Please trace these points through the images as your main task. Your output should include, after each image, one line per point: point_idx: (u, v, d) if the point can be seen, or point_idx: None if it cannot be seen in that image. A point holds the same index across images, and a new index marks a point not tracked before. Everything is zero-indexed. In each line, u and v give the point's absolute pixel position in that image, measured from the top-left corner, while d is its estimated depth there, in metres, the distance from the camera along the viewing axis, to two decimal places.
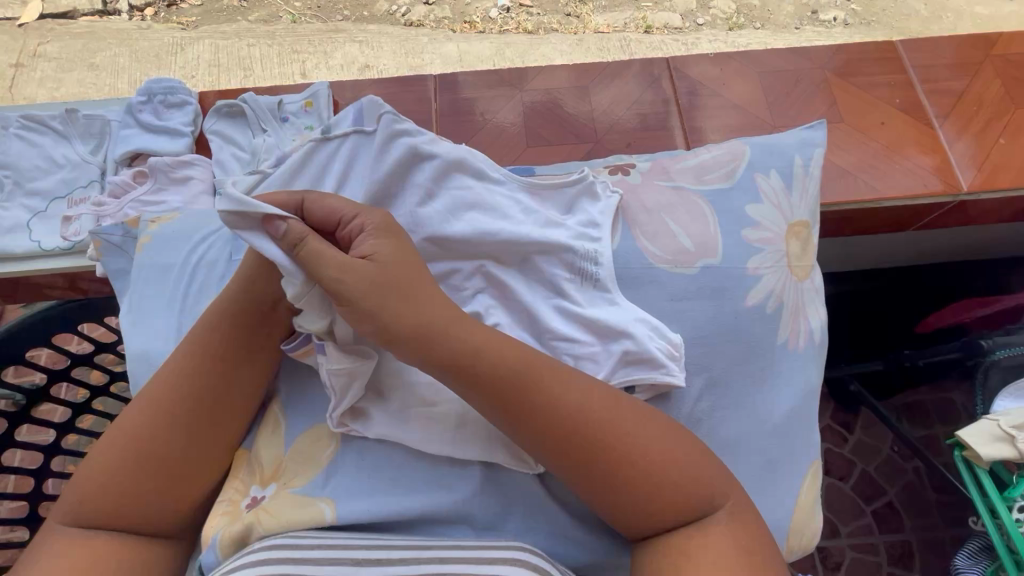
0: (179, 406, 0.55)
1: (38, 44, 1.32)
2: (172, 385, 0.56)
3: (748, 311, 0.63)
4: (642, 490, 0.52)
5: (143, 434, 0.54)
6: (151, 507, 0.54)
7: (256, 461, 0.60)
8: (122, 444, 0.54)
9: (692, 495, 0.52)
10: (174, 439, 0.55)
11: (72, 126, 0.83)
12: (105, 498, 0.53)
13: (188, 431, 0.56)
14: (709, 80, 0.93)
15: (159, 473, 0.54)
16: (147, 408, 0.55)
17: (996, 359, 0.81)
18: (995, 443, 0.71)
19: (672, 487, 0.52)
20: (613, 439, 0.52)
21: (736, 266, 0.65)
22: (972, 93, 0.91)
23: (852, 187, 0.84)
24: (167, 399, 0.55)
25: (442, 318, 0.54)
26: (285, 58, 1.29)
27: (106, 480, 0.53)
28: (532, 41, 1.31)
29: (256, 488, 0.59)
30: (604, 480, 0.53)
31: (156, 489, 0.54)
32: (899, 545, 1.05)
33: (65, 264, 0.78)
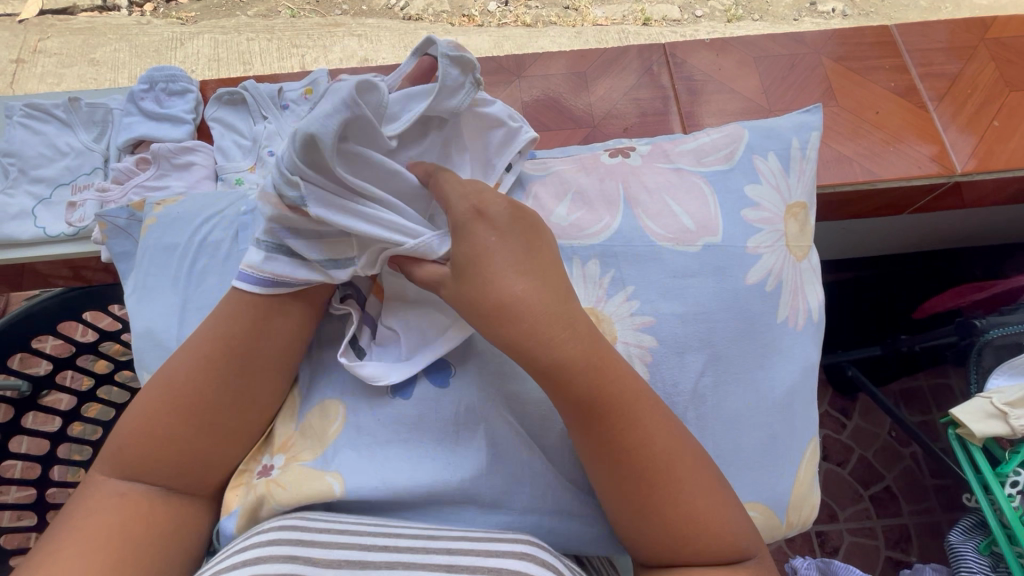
0: (220, 390, 0.55)
1: (39, 40, 1.32)
2: (216, 356, 0.55)
3: (747, 290, 0.64)
4: (654, 501, 0.51)
5: (188, 410, 0.54)
6: (187, 478, 0.55)
7: (271, 437, 0.60)
8: (163, 405, 0.54)
9: (703, 523, 0.51)
10: (215, 408, 0.55)
11: (75, 115, 0.84)
12: (148, 450, 0.53)
13: (228, 416, 0.55)
14: (705, 67, 0.94)
15: (198, 440, 0.54)
16: (189, 372, 0.54)
17: (988, 339, 0.82)
18: (988, 420, 0.72)
19: (688, 511, 0.51)
20: (655, 448, 0.52)
21: (737, 245, 0.65)
22: (967, 76, 0.91)
23: (848, 171, 0.85)
24: (213, 362, 0.54)
25: (535, 317, 0.52)
26: (285, 52, 1.30)
27: (147, 437, 0.53)
28: (530, 34, 1.32)
29: (267, 456, 0.59)
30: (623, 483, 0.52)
31: (193, 465, 0.55)
32: (897, 528, 1.06)
33: (71, 250, 0.80)
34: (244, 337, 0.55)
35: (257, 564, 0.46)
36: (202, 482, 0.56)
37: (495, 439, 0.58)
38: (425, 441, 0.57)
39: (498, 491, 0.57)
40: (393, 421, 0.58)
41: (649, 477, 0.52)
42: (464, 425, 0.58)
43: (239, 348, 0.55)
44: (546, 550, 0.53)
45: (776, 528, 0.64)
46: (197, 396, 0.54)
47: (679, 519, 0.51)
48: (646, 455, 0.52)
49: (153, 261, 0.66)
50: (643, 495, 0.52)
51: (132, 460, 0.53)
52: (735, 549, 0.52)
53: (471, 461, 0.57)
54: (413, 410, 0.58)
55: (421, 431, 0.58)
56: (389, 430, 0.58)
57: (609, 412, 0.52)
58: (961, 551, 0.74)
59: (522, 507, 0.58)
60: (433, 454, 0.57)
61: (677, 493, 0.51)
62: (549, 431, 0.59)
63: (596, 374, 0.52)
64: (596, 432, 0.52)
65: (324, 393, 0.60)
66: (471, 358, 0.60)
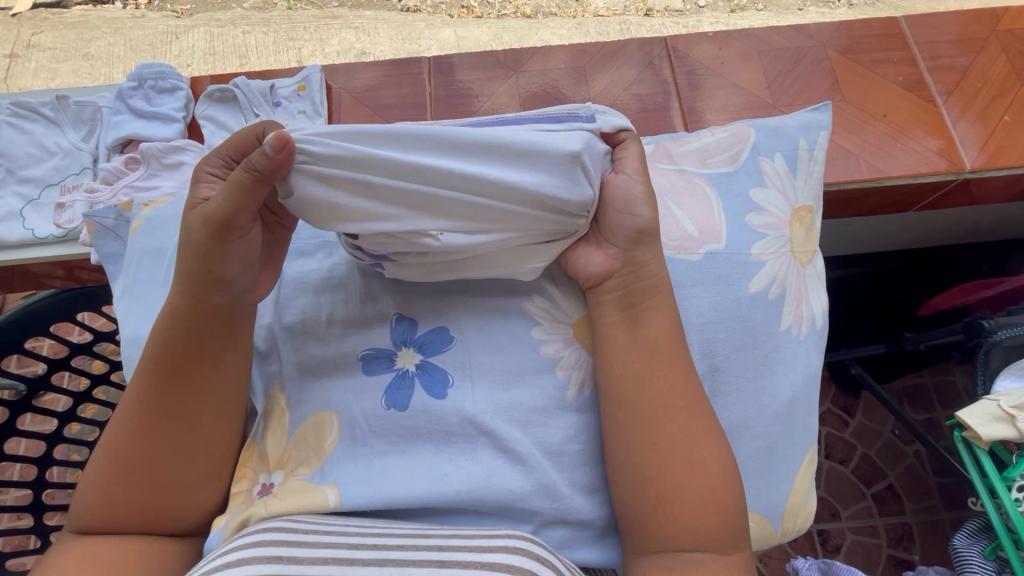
0: (164, 418, 0.54)
1: (32, 34, 1.30)
2: (146, 393, 0.54)
3: (750, 298, 0.63)
4: (670, 450, 0.54)
5: (139, 449, 0.53)
6: (156, 516, 0.54)
7: (264, 452, 0.58)
8: (108, 462, 0.53)
9: (701, 477, 0.54)
10: (156, 455, 0.54)
11: (63, 113, 0.82)
12: (121, 496, 0.53)
13: (177, 446, 0.54)
14: (707, 60, 0.92)
15: (149, 489, 0.53)
16: (126, 426, 0.54)
17: (996, 340, 0.80)
18: (995, 423, 0.71)
19: (688, 470, 0.54)
20: (693, 405, 0.56)
21: (740, 252, 0.64)
22: (977, 70, 0.89)
23: (854, 168, 0.83)
24: (146, 397, 0.54)
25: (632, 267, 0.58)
26: (281, 46, 1.28)
27: (101, 497, 0.53)
28: (530, 26, 1.29)
29: (265, 476, 0.57)
30: (651, 429, 0.55)
31: (155, 502, 0.53)
32: (898, 527, 1.05)
33: (61, 252, 0.79)
34: (165, 379, 0.54)
35: (241, 565, 0.45)
36: (173, 523, 0.55)
37: (492, 448, 0.56)
38: (422, 451, 0.56)
39: (494, 502, 0.55)
40: (386, 429, 0.57)
41: (682, 427, 0.55)
42: (460, 436, 0.56)
43: (166, 376, 0.54)
44: (540, 545, 0.51)
45: (769, 536, 0.62)
46: (137, 447, 0.53)
47: (673, 480, 0.54)
48: (690, 405, 0.56)
49: (141, 268, 0.65)
50: (664, 442, 0.55)
51: (98, 517, 0.53)
52: (721, 538, 0.53)
53: (467, 471, 0.55)
54: (409, 421, 0.57)
55: (418, 440, 0.56)
56: (383, 441, 0.57)
57: (679, 362, 0.57)
58: (965, 555, 0.73)
59: (519, 517, 0.56)
60: (429, 463, 0.56)
61: (694, 451, 0.54)
62: (548, 439, 0.57)
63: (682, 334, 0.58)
64: (656, 374, 0.56)
65: (315, 401, 0.59)
66: (467, 365, 0.58)
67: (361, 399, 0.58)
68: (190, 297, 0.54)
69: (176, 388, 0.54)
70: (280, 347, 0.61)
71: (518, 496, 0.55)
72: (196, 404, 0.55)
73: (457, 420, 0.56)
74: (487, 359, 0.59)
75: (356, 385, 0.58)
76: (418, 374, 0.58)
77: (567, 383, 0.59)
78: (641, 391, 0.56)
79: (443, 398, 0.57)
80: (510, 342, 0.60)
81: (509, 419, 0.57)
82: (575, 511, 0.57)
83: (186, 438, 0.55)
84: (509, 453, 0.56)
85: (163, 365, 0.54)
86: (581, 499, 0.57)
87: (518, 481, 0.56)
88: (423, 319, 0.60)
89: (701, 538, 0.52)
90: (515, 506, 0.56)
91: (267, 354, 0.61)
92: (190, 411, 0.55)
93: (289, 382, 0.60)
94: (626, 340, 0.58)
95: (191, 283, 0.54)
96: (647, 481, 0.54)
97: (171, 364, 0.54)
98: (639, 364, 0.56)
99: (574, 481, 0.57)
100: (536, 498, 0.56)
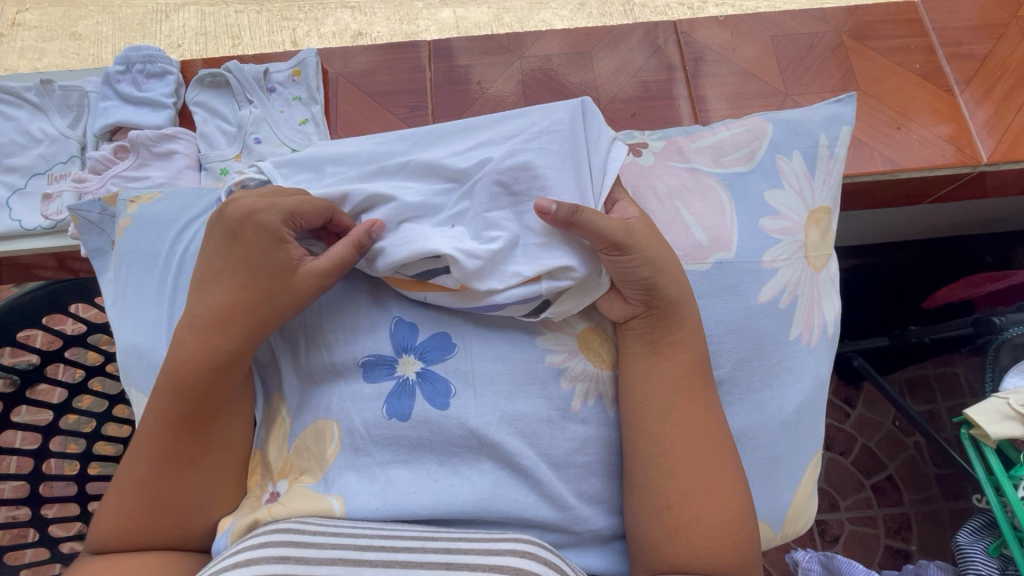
0: (196, 447, 0.53)
1: (16, 12, 1.25)
2: (173, 426, 0.52)
3: (760, 308, 0.61)
4: (689, 483, 0.53)
5: (168, 477, 0.52)
6: (187, 534, 0.53)
7: (268, 460, 0.57)
8: (128, 488, 0.52)
9: (719, 508, 0.53)
10: (178, 475, 0.52)
11: (48, 98, 0.79)
12: (155, 521, 0.52)
13: (208, 467, 0.54)
14: (718, 46, 0.89)
15: (169, 508, 0.52)
16: (146, 451, 0.52)
17: (1007, 337, 0.80)
18: (1004, 421, 0.70)
19: (703, 501, 0.53)
20: (708, 438, 0.54)
21: (750, 260, 0.62)
22: (996, 58, 0.86)
23: (868, 161, 0.80)
24: (174, 430, 0.52)
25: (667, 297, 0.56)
26: (274, 26, 1.23)
27: (122, 521, 0.51)
28: (532, 6, 1.24)
29: (271, 484, 0.56)
30: (670, 463, 0.54)
31: (191, 521, 0.53)
32: (897, 517, 1.05)
33: (49, 244, 0.76)
34: (186, 408, 0.52)
35: (246, 566, 0.44)
36: (199, 535, 0.54)
37: (496, 457, 0.55)
38: (425, 460, 0.55)
39: (500, 513, 0.54)
40: (386, 440, 0.55)
41: (701, 460, 0.54)
42: (465, 447, 0.55)
43: (193, 409, 0.52)
44: (547, 548, 0.51)
45: (769, 540, 0.62)
46: (156, 470, 0.52)
47: (688, 509, 0.52)
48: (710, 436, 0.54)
49: (133, 268, 0.62)
50: (679, 474, 0.53)
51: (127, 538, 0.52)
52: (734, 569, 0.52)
53: (472, 482, 0.55)
54: (412, 431, 0.55)
55: (422, 450, 0.55)
56: (385, 450, 0.55)
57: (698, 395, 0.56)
58: (970, 553, 0.73)
59: (523, 526, 0.56)
60: (433, 472, 0.55)
61: (709, 482, 0.53)
62: (555, 449, 0.56)
63: (707, 365, 0.57)
64: (681, 411, 0.55)
65: (314, 408, 0.57)
66: (470, 371, 0.57)
67: (361, 406, 0.56)
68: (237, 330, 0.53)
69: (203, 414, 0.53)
70: (277, 351, 0.59)
71: (524, 505, 0.55)
72: (221, 428, 0.54)
73: (461, 431, 0.55)
74: (490, 369, 0.57)
75: (356, 392, 0.57)
76: (419, 383, 0.57)
77: (572, 393, 0.58)
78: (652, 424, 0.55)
79: (445, 408, 0.55)
80: (515, 346, 0.58)
81: (514, 429, 0.56)
82: (579, 519, 0.56)
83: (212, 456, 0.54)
84: (515, 463, 0.55)
85: (182, 393, 0.52)
86: (587, 509, 0.57)
87: (523, 491, 0.55)
88: (423, 324, 0.59)
89: (718, 564, 0.52)
90: (521, 516, 0.55)
91: (265, 362, 0.60)
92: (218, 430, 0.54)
93: (288, 388, 0.59)
94: (644, 371, 0.56)
95: (228, 320, 0.53)
96: (662, 510, 0.53)
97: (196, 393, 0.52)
98: (652, 402, 0.55)
99: (580, 490, 0.57)
100: (542, 507, 0.55)
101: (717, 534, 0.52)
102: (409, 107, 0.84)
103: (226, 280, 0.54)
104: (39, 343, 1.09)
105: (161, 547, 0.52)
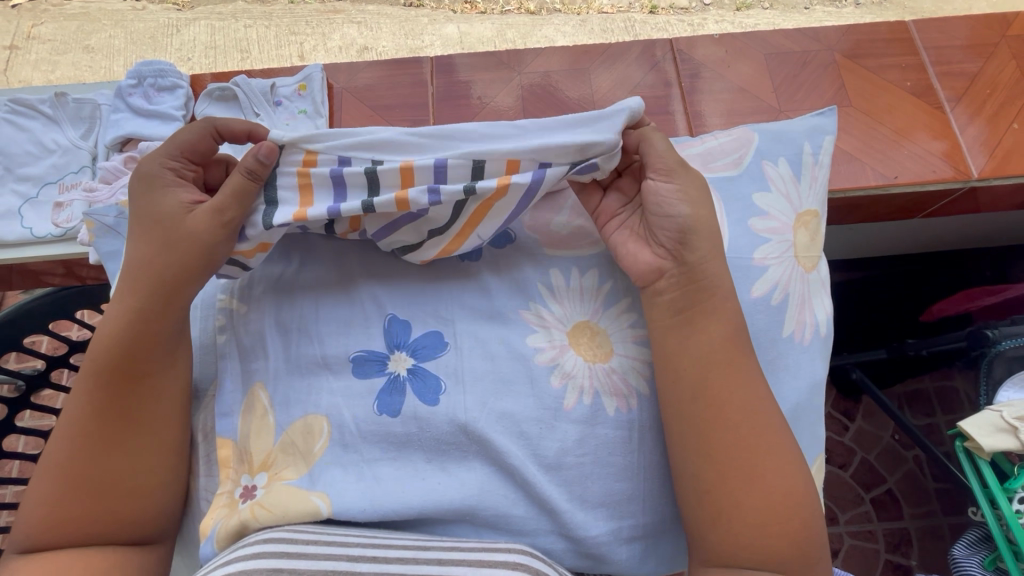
0: (116, 420, 0.52)
1: (32, 26, 1.29)
2: (101, 402, 0.52)
3: (752, 303, 0.62)
4: (734, 450, 0.53)
5: (88, 456, 0.51)
6: (126, 517, 0.52)
7: (245, 450, 0.57)
8: (50, 478, 0.51)
9: (770, 476, 0.53)
10: (107, 453, 0.52)
11: (62, 110, 0.82)
12: (88, 501, 0.51)
13: (131, 447, 0.53)
14: (713, 63, 0.91)
15: (93, 492, 0.51)
16: (65, 431, 0.52)
17: (1000, 350, 0.81)
18: (998, 434, 0.70)
19: (755, 465, 0.53)
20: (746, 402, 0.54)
21: (742, 256, 0.63)
22: (987, 76, 0.88)
23: (860, 175, 0.82)
24: (103, 409, 0.52)
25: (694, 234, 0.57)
26: (283, 40, 1.27)
27: (50, 504, 0.50)
28: (534, 22, 1.28)
29: (247, 477, 0.56)
30: (718, 423, 0.54)
31: (110, 505, 0.51)
32: (897, 532, 1.05)
33: (59, 251, 0.78)
34: (109, 388, 0.52)
35: None
36: (136, 524, 0.53)
37: (486, 456, 0.56)
38: (414, 458, 0.56)
39: (490, 511, 0.55)
40: (375, 436, 0.56)
41: (778, 527, 0.51)
42: (454, 444, 0.56)
43: (115, 385, 0.53)
44: (540, 559, 0.52)
45: None
46: (84, 466, 0.51)
47: (741, 476, 0.53)
48: (795, 506, 0.52)
49: None
50: (734, 436, 0.53)
51: (54, 530, 0.50)
52: (787, 547, 0.51)
53: (461, 480, 0.55)
54: (401, 427, 0.56)
55: (412, 448, 0.56)
56: (374, 447, 0.56)
57: (781, 449, 0.54)
58: (966, 566, 0.73)
59: (516, 527, 0.56)
60: (421, 471, 0.56)
61: (761, 447, 0.53)
62: (545, 449, 0.57)
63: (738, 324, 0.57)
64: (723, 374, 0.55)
65: (303, 403, 0.57)
66: (461, 369, 0.58)
67: (352, 402, 0.57)
68: (161, 293, 0.54)
69: (128, 390, 0.53)
70: (269, 342, 0.59)
71: (514, 505, 0.56)
72: (152, 406, 0.54)
73: (450, 428, 0.56)
74: (480, 367, 0.58)
75: (348, 389, 0.58)
76: (410, 379, 0.58)
77: (565, 391, 0.58)
78: (699, 397, 0.54)
79: (435, 404, 0.56)
80: (511, 349, 0.59)
81: (504, 426, 0.56)
82: (575, 524, 0.56)
83: (135, 438, 0.53)
84: (505, 463, 0.56)
85: (98, 371, 0.53)
86: (581, 513, 0.56)
87: (512, 489, 0.56)
88: (417, 323, 0.60)
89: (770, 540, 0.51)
90: (511, 515, 0.56)
91: (250, 352, 0.59)
92: (144, 404, 0.54)
93: (274, 380, 0.58)
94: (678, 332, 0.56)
95: (162, 281, 0.54)
96: (711, 474, 0.53)
97: (120, 365, 0.53)
98: (708, 439, 0.54)
99: (575, 494, 0.57)
100: (532, 507, 0.56)
101: (772, 502, 0.52)
102: (411, 121, 0.86)
103: (134, 245, 0.55)
104: (44, 349, 1.11)
105: (92, 539, 0.51)
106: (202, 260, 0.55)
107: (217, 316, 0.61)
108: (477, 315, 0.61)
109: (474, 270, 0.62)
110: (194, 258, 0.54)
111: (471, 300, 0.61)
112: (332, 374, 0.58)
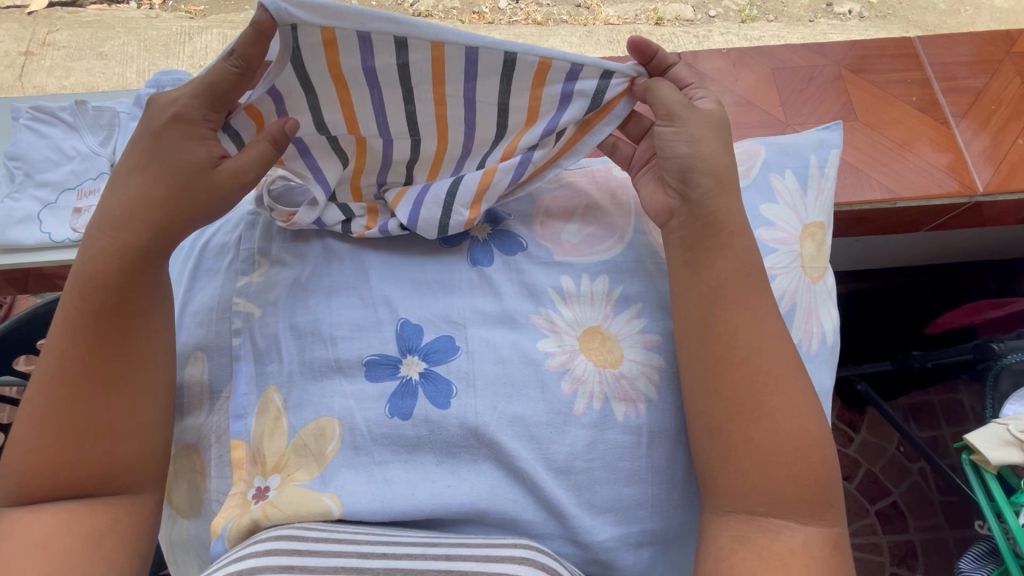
0: (101, 354, 0.52)
1: (49, 32, 1.32)
2: (88, 338, 0.52)
3: None
4: (746, 392, 0.53)
5: (74, 392, 0.51)
6: (116, 456, 0.52)
7: (258, 452, 0.57)
8: (35, 412, 0.50)
9: (794, 420, 0.52)
10: (98, 388, 0.51)
11: (81, 118, 0.84)
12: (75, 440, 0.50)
13: (117, 383, 0.52)
14: (720, 76, 0.92)
15: (81, 428, 0.51)
16: (55, 362, 0.51)
17: (1006, 363, 0.81)
18: (1005, 447, 0.71)
19: (776, 408, 0.53)
20: (762, 347, 0.54)
21: None
22: (991, 92, 0.89)
23: (865, 189, 0.83)
24: (92, 343, 0.52)
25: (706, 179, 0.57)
26: None
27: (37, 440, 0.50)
28: (541, 33, 1.30)
29: (259, 478, 0.56)
30: (735, 362, 0.54)
31: (98, 443, 0.51)
32: (902, 545, 1.04)
33: (77, 255, 0.79)
34: (100, 323, 0.52)
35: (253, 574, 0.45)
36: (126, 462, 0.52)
37: (496, 460, 0.57)
38: (424, 461, 0.57)
39: (500, 515, 0.56)
40: (386, 439, 0.57)
41: (791, 472, 0.51)
42: (464, 447, 0.57)
43: (102, 318, 0.52)
44: (547, 554, 0.52)
45: None
46: (79, 402, 0.51)
47: (760, 418, 0.52)
48: (809, 450, 0.52)
49: None
50: (747, 376, 0.54)
51: (41, 471, 0.50)
52: (801, 487, 0.51)
53: (470, 483, 0.56)
54: (412, 430, 0.57)
55: (422, 450, 0.57)
56: (385, 449, 0.57)
57: (797, 388, 0.54)
58: None
59: (524, 532, 0.57)
60: (432, 474, 0.56)
61: (780, 392, 0.53)
62: (555, 453, 0.57)
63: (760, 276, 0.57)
64: (735, 314, 0.55)
65: (316, 406, 0.58)
66: (472, 373, 0.59)
67: (365, 405, 0.58)
68: (158, 231, 0.54)
69: (120, 326, 0.53)
70: (282, 346, 0.60)
71: (523, 509, 0.56)
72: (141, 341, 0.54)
73: (462, 431, 0.57)
74: (491, 371, 0.59)
75: (360, 392, 0.58)
76: (422, 383, 0.58)
77: (575, 396, 0.59)
78: (712, 336, 0.55)
79: (446, 407, 0.57)
80: (522, 354, 0.60)
81: (515, 431, 0.57)
82: (583, 529, 0.56)
83: (126, 376, 0.53)
84: (514, 467, 0.56)
85: (92, 302, 0.52)
86: (590, 518, 0.57)
87: (522, 493, 0.56)
88: (429, 327, 0.61)
89: (784, 478, 0.51)
90: (520, 519, 0.56)
91: (265, 355, 0.60)
92: (134, 340, 0.53)
93: (288, 382, 0.59)
94: (698, 276, 0.57)
95: (151, 220, 0.53)
96: (727, 413, 0.53)
97: (109, 302, 0.52)
98: (723, 377, 0.54)
99: (584, 500, 0.57)
100: (541, 513, 0.57)
101: (784, 444, 0.52)
102: None
103: (126, 180, 0.54)
104: None
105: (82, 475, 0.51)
106: (194, 207, 0.55)
107: (233, 319, 0.61)
108: (488, 319, 0.61)
109: (486, 276, 0.63)
110: (184, 203, 0.54)
111: (484, 304, 0.62)
112: (344, 379, 0.59)
